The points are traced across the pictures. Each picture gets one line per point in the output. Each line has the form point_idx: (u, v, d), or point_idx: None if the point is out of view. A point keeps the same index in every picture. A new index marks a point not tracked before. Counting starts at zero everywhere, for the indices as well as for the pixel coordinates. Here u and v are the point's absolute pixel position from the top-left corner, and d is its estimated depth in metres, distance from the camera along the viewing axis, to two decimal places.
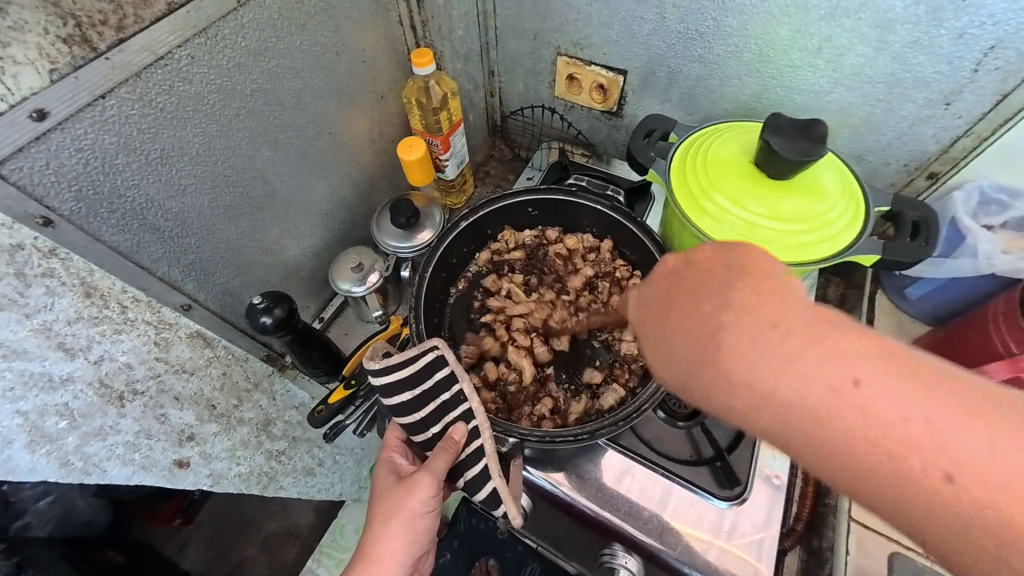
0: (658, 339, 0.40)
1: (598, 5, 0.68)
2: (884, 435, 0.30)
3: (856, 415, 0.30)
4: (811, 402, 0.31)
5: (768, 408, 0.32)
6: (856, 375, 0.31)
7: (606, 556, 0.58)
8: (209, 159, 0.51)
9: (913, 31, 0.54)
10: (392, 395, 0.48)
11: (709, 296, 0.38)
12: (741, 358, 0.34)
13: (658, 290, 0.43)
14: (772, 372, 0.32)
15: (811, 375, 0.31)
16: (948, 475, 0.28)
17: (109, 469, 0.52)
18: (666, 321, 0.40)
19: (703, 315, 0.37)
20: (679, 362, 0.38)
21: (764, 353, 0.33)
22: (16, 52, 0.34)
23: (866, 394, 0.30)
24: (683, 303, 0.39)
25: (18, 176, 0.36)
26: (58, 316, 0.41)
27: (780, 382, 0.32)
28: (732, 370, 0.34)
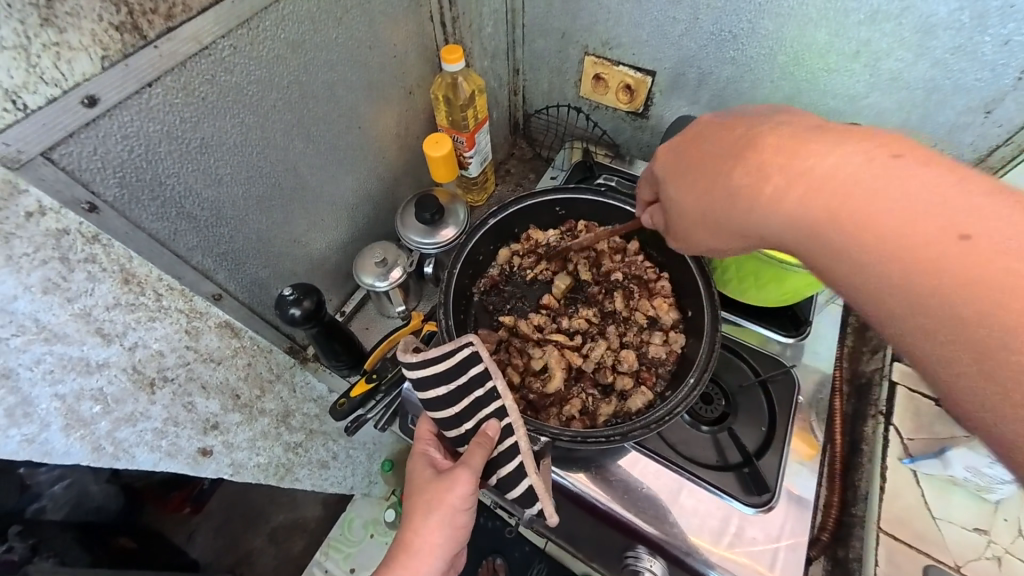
0: (685, 166, 0.43)
1: (630, 5, 0.67)
2: (895, 214, 0.31)
3: (876, 193, 0.31)
4: (833, 178, 0.33)
5: (780, 201, 0.35)
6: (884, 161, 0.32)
7: (630, 559, 0.57)
8: (246, 150, 0.51)
9: (956, 37, 0.53)
10: (427, 389, 0.48)
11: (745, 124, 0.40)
12: (775, 155, 0.36)
13: (689, 135, 0.44)
14: (795, 163, 0.35)
15: (833, 161, 0.33)
16: (948, 250, 0.29)
17: (138, 454, 0.53)
18: (702, 148, 0.42)
19: (737, 136, 0.39)
20: (713, 181, 0.40)
21: (818, 156, 0.34)
22: (72, 38, 0.34)
23: (891, 178, 0.31)
24: (729, 132, 0.40)
25: (67, 161, 0.37)
26: (97, 302, 0.41)
27: (803, 169, 0.34)
28: (755, 167, 0.36)
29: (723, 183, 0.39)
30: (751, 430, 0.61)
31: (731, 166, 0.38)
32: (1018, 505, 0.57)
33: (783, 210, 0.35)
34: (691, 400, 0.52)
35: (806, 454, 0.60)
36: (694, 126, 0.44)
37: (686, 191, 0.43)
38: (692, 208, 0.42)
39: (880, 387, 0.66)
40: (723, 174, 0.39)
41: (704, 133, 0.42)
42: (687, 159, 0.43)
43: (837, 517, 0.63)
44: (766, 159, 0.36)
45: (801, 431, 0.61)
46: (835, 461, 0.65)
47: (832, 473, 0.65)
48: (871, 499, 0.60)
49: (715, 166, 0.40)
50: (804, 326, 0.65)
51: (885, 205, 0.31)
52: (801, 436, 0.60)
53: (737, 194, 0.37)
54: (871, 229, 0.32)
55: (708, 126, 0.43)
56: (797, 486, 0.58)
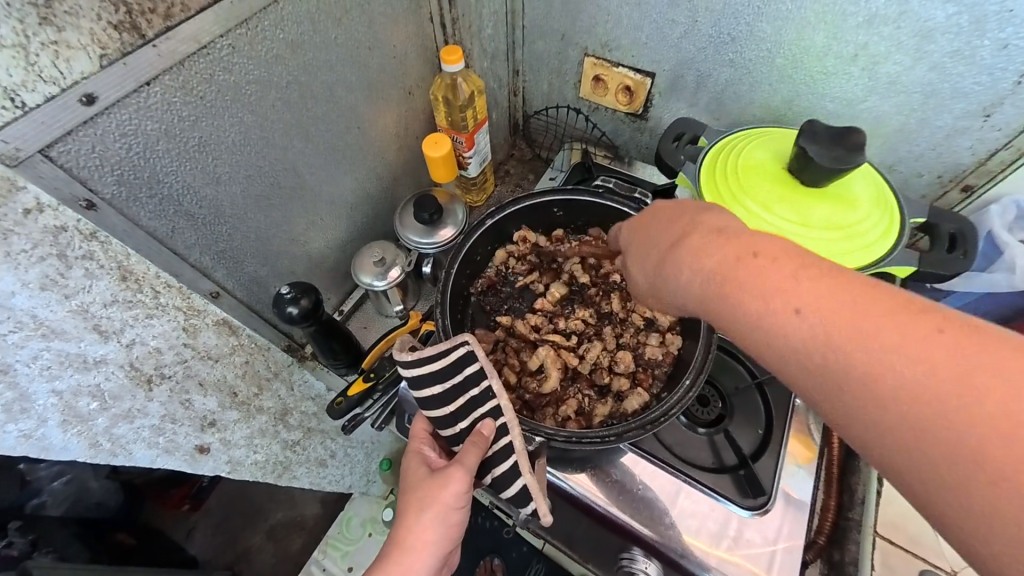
0: (646, 249, 0.47)
1: (629, 7, 0.67)
2: (829, 324, 0.32)
3: (807, 301, 0.33)
4: (768, 282, 0.35)
5: (726, 294, 0.37)
6: (812, 270, 0.34)
7: (625, 560, 0.57)
8: (244, 149, 0.52)
9: (954, 41, 0.53)
10: (422, 387, 0.48)
11: (695, 216, 0.44)
12: (717, 253, 0.39)
13: (652, 217, 0.48)
14: (736, 262, 0.37)
15: (763, 265, 0.36)
16: (882, 363, 0.30)
17: (135, 450, 0.53)
18: (659, 237, 0.46)
19: (690, 227, 0.43)
20: (649, 266, 0.46)
21: (716, 254, 0.39)
22: (70, 37, 0.34)
23: (819, 290, 0.33)
24: (664, 222, 0.46)
25: (65, 159, 0.37)
26: (96, 298, 0.42)
27: (742, 269, 0.37)
28: (701, 265, 0.40)
29: (677, 271, 0.42)
30: (747, 431, 0.61)
31: (682, 260, 0.41)
32: None
33: (731, 305, 0.37)
34: (687, 402, 0.52)
35: (804, 457, 0.59)
36: (655, 209, 0.49)
37: (636, 267, 0.48)
38: (655, 287, 0.45)
39: None
40: (678, 266, 0.42)
41: (662, 218, 0.47)
42: (647, 241, 0.47)
43: (834, 521, 0.61)
44: (710, 256, 0.39)
45: (798, 434, 0.61)
46: (830, 464, 0.62)
47: (829, 477, 0.62)
48: (867, 503, 0.60)
49: (670, 253, 0.43)
50: None
51: (817, 314, 0.33)
52: (797, 439, 0.60)
53: (692, 284, 0.40)
54: (810, 336, 0.33)
55: (666, 210, 0.47)
56: (793, 488, 0.58)
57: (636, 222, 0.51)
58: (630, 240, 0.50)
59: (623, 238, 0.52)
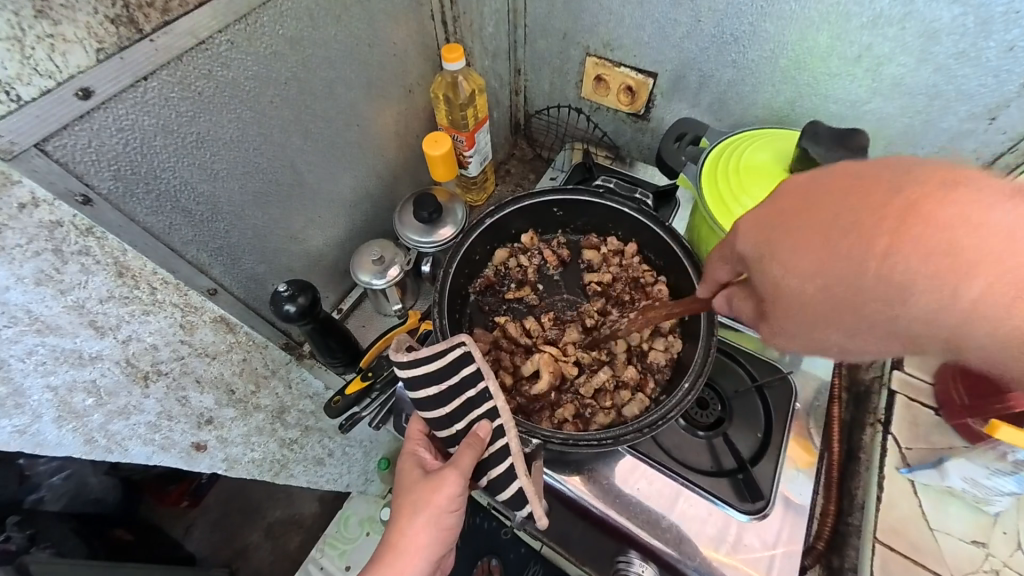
0: (790, 250, 0.38)
1: (631, 7, 0.67)
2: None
3: (1013, 266, 0.31)
4: (983, 255, 0.32)
5: (934, 283, 0.33)
6: (1001, 221, 0.32)
7: (620, 563, 0.56)
8: (242, 145, 0.51)
9: (960, 42, 0.53)
10: (418, 388, 0.48)
11: (844, 193, 0.36)
12: (923, 235, 0.33)
13: (784, 201, 0.39)
14: (945, 242, 0.32)
15: (998, 243, 0.32)
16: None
17: (131, 446, 0.53)
18: (811, 230, 0.37)
19: (849, 212, 0.35)
20: (837, 288, 0.36)
21: (957, 246, 0.32)
22: (67, 30, 0.34)
23: (1014, 249, 0.31)
24: (833, 217, 0.36)
25: (61, 153, 0.37)
26: (91, 294, 0.41)
27: (947, 248, 0.32)
28: (896, 253, 0.33)
29: (857, 279, 0.35)
30: (746, 435, 0.60)
31: (866, 255, 0.34)
32: (1015, 516, 0.56)
33: (942, 296, 0.33)
34: (685, 405, 0.51)
35: (804, 461, 0.59)
36: (780, 194, 0.40)
37: (805, 291, 0.38)
38: (813, 295, 0.37)
39: (879, 396, 0.66)
40: (859, 267, 0.35)
41: (801, 203, 0.38)
42: (792, 235, 0.38)
43: (832, 526, 0.61)
44: (910, 239, 0.33)
45: (797, 437, 0.60)
46: (832, 470, 0.63)
47: (829, 482, 0.63)
48: (867, 509, 0.59)
49: (845, 250, 0.35)
50: None
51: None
52: (797, 443, 0.60)
53: (890, 282, 0.34)
54: (1018, 302, 0.32)
55: (802, 192, 0.39)
56: (793, 492, 0.57)
57: (756, 212, 0.41)
58: (755, 234, 0.41)
59: (761, 250, 0.40)
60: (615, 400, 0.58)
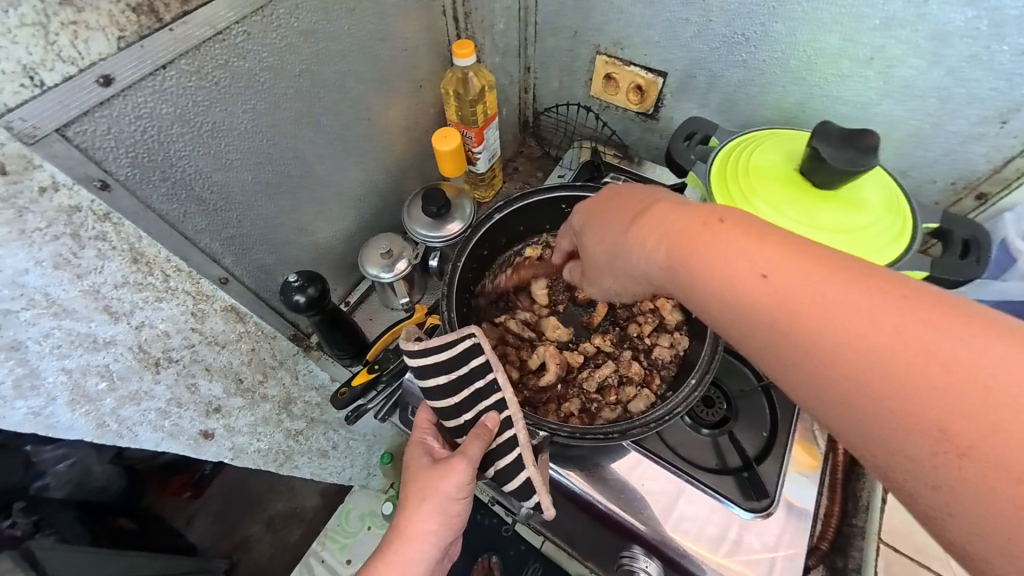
0: (593, 229, 0.51)
1: (642, 6, 0.67)
2: (734, 268, 0.36)
3: (717, 248, 0.37)
4: (691, 232, 0.39)
5: (655, 252, 0.42)
6: (716, 221, 0.39)
7: (625, 559, 0.57)
8: (256, 136, 0.52)
9: (972, 45, 0.53)
10: (427, 377, 0.49)
11: (659, 210, 0.44)
12: (655, 217, 0.43)
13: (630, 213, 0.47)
14: (670, 225, 0.42)
15: (754, 252, 0.35)
16: (768, 297, 0.34)
17: (141, 432, 0.53)
18: (603, 217, 0.50)
19: (654, 225, 0.43)
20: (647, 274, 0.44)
21: (719, 250, 0.37)
22: (90, 18, 0.35)
23: (719, 238, 0.37)
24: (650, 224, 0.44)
25: (81, 139, 0.37)
26: (106, 279, 0.42)
27: (670, 228, 0.42)
28: (635, 231, 0.45)
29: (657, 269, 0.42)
30: (751, 434, 0.60)
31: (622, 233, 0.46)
32: None
33: (657, 260, 0.42)
34: (692, 402, 0.52)
35: (807, 465, 0.59)
36: (619, 205, 0.49)
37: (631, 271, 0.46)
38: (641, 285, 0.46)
39: None
40: (618, 237, 0.47)
41: (609, 200, 0.51)
42: (594, 221, 0.51)
43: (836, 527, 0.60)
44: (647, 222, 0.44)
45: (802, 440, 0.60)
46: (835, 472, 0.62)
47: (834, 483, 0.62)
48: (871, 510, 0.59)
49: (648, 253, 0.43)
50: None
51: (730, 259, 0.36)
52: (802, 446, 0.60)
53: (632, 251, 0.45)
54: (712, 279, 0.37)
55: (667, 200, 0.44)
56: (796, 497, 0.57)
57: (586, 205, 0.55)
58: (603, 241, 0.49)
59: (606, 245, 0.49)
60: (619, 393, 0.59)
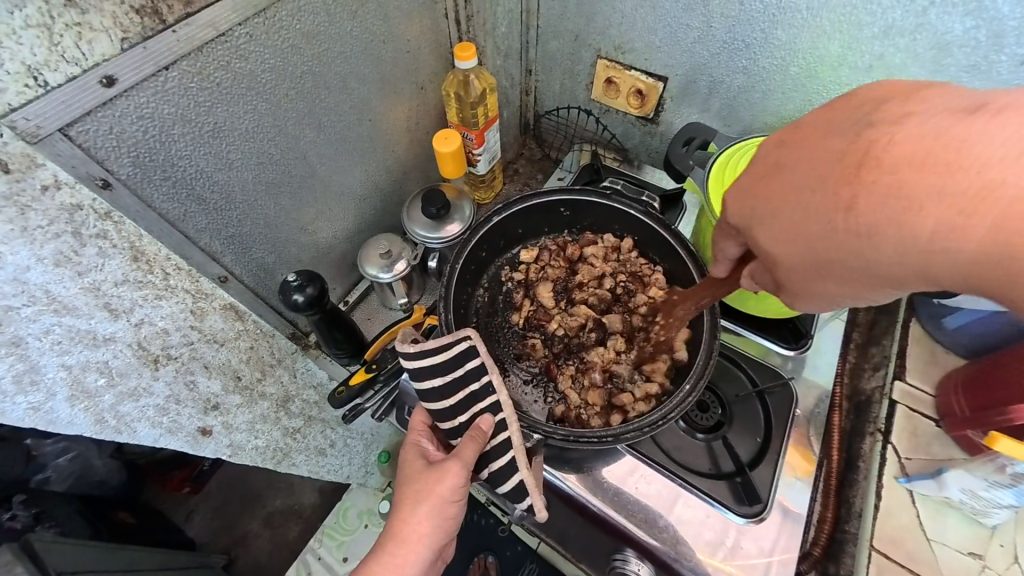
0: (774, 212, 0.38)
1: (644, 11, 0.67)
2: (1001, 191, 0.28)
3: (972, 173, 0.29)
4: (940, 162, 0.30)
5: (894, 222, 0.31)
6: (958, 130, 0.30)
7: (618, 561, 0.58)
8: (258, 136, 0.52)
9: (971, 55, 0.53)
10: (422, 380, 0.49)
11: (811, 146, 0.36)
12: (884, 170, 0.32)
13: (764, 168, 0.40)
14: (915, 171, 0.31)
15: (995, 138, 0.29)
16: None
17: (139, 429, 0.54)
18: (785, 197, 0.37)
19: (817, 163, 0.35)
20: (815, 234, 0.35)
21: (938, 155, 0.30)
22: (93, 19, 0.35)
23: (970, 160, 0.29)
24: (809, 163, 0.36)
25: (83, 138, 0.38)
26: (107, 277, 0.43)
27: (913, 178, 0.31)
28: (855, 199, 0.33)
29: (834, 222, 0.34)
30: (746, 439, 0.60)
31: (829, 207, 0.34)
32: (1013, 529, 0.57)
33: (841, 201, 0.33)
34: (686, 406, 0.52)
35: (803, 470, 0.59)
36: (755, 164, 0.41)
37: (782, 241, 0.38)
38: (801, 257, 0.37)
39: (880, 405, 0.66)
40: (826, 220, 0.34)
41: (777, 167, 0.38)
42: (769, 206, 0.38)
43: (829, 533, 0.63)
44: (871, 184, 0.32)
45: (797, 445, 0.61)
46: (829, 478, 0.65)
47: (828, 490, 0.65)
48: (865, 516, 0.60)
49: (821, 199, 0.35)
50: (804, 339, 0.64)
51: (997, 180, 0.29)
52: (796, 451, 0.60)
53: (856, 231, 0.33)
54: (967, 198, 0.29)
55: (807, 136, 0.37)
56: (791, 501, 0.57)
57: (740, 184, 0.42)
58: (738, 206, 0.41)
59: (739, 213, 0.41)
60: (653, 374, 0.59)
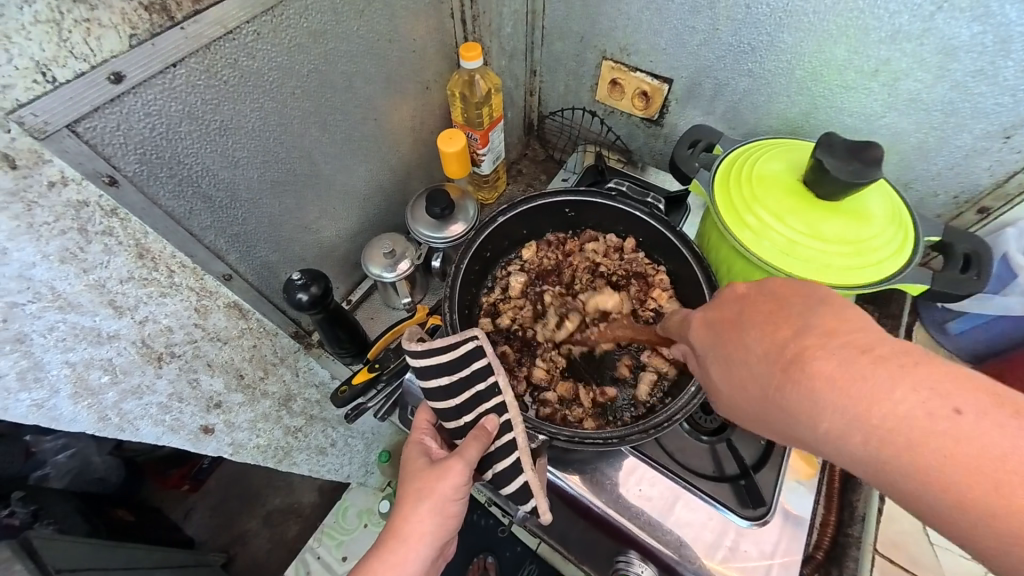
0: (718, 355, 0.42)
1: (650, 13, 0.67)
2: (892, 423, 0.32)
3: (871, 407, 0.33)
4: (843, 386, 0.34)
5: (802, 414, 0.35)
6: (863, 361, 0.34)
7: (621, 563, 0.58)
8: (263, 135, 0.52)
9: (978, 60, 0.53)
10: (428, 378, 0.49)
11: (763, 317, 0.39)
12: (791, 368, 0.36)
13: (724, 312, 0.43)
14: (825, 380, 0.34)
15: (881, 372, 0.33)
16: (901, 449, 0.32)
17: (141, 426, 0.54)
18: (731, 348, 0.41)
19: (758, 335, 0.39)
20: (745, 395, 0.39)
21: (845, 376, 0.34)
22: (102, 15, 0.35)
23: (864, 383, 0.33)
24: (758, 326, 0.39)
25: (90, 135, 0.38)
26: (112, 274, 0.43)
27: (822, 387, 0.34)
28: (785, 371, 0.36)
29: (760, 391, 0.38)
30: (748, 442, 0.60)
31: (767, 370, 0.38)
32: None
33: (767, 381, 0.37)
34: (691, 408, 0.52)
35: (805, 474, 0.59)
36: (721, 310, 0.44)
37: (726, 383, 0.41)
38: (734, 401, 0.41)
39: None
40: (758, 389, 0.38)
41: (732, 316, 0.42)
42: (722, 343, 0.42)
43: (832, 536, 0.61)
44: (792, 375, 0.36)
45: (799, 448, 0.60)
46: (833, 480, 0.63)
47: (831, 492, 0.63)
48: (868, 520, 0.60)
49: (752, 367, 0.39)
50: None
51: (889, 414, 0.32)
52: (799, 454, 0.60)
53: (774, 403, 0.37)
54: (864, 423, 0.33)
55: (755, 303, 0.41)
56: (793, 504, 0.57)
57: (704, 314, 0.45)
58: (700, 337, 0.44)
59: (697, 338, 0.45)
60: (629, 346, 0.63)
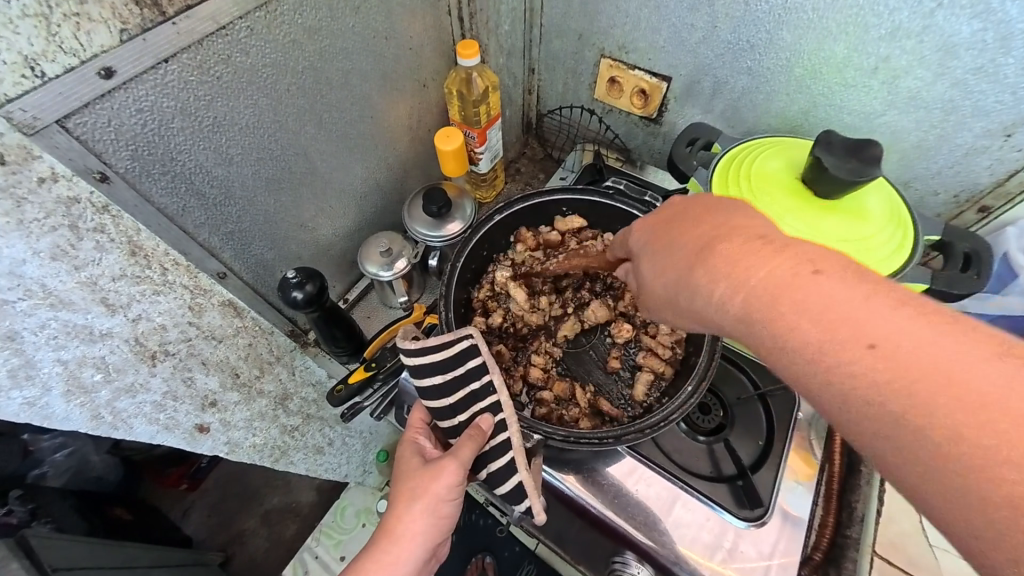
0: (650, 250, 0.44)
1: (648, 10, 0.67)
2: (769, 288, 0.34)
3: (751, 277, 0.35)
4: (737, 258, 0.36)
5: (708, 293, 0.37)
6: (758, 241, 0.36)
7: (617, 564, 0.57)
8: (257, 131, 0.52)
9: (978, 58, 0.52)
10: (423, 377, 0.49)
11: (692, 212, 0.42)
12: (724, 256, 0.36)
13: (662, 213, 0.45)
14: (727, 255, 0.36)
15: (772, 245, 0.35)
16: (778, 308, 0.33)
17: (136, 425, 0.53)
18: (662, 241, 0.43)
19: (684, 227, 0.41)
20: (666, 277, 0.41)
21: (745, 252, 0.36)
22: (92, 10, 0.35)
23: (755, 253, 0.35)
24: (689, 219, 0.41)
25: (81, 130, 0.38)
26: (104, 272, 0.42)
27: (722, 259, 0.36)
28: (698, 252, 0.38)
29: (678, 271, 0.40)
30: (746, 442, 0.60)
31: (686, 252, 0.40)
32: None
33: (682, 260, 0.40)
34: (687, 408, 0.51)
35: (805, 475, 0.59)
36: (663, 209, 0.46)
37: (653, 273, 0.43)
38: (657, 288, 0.42)
39: None
40: (677, 270, 0.40)
41: (670, 216, 0.44)
42: (655, 239, 0.44)
43: (830, 538, 0.59)
44: (705, 252, 0.38)
45: (799, 449, 0.60)
46: (831, 482, 0.61)
47: (829, 493, 0.61)
48: (866, 522, 0.60)
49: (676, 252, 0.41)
50: None
51: (767, 278, 0.34)
52: (798, 455, 0.59)
53: (684, 280, 0.39)
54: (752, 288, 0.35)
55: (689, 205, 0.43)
56: (792, 505, 0.57)
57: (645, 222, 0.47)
58: (638, 239, 0.47)
59: (636, 241, 0.46)
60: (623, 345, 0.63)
